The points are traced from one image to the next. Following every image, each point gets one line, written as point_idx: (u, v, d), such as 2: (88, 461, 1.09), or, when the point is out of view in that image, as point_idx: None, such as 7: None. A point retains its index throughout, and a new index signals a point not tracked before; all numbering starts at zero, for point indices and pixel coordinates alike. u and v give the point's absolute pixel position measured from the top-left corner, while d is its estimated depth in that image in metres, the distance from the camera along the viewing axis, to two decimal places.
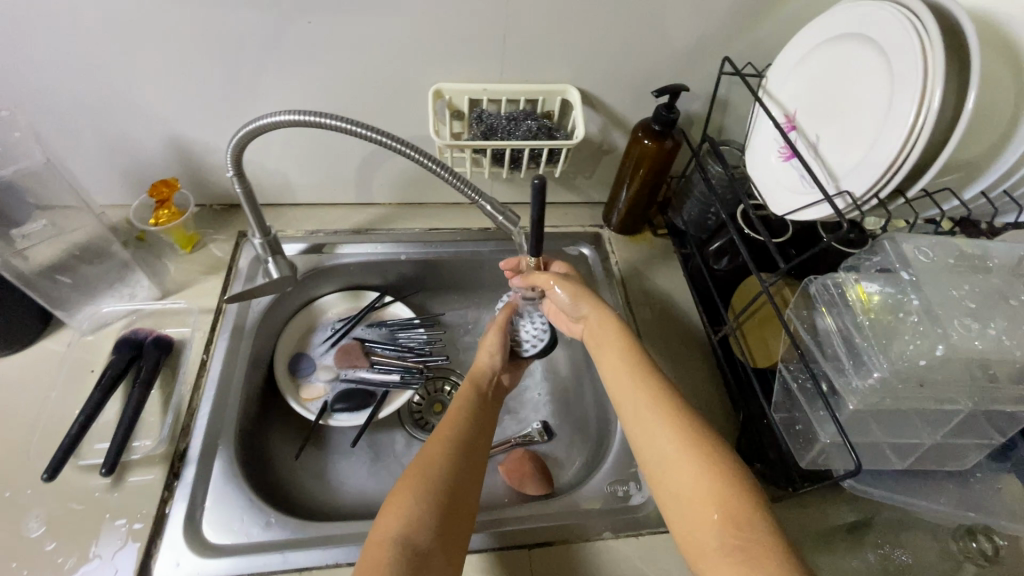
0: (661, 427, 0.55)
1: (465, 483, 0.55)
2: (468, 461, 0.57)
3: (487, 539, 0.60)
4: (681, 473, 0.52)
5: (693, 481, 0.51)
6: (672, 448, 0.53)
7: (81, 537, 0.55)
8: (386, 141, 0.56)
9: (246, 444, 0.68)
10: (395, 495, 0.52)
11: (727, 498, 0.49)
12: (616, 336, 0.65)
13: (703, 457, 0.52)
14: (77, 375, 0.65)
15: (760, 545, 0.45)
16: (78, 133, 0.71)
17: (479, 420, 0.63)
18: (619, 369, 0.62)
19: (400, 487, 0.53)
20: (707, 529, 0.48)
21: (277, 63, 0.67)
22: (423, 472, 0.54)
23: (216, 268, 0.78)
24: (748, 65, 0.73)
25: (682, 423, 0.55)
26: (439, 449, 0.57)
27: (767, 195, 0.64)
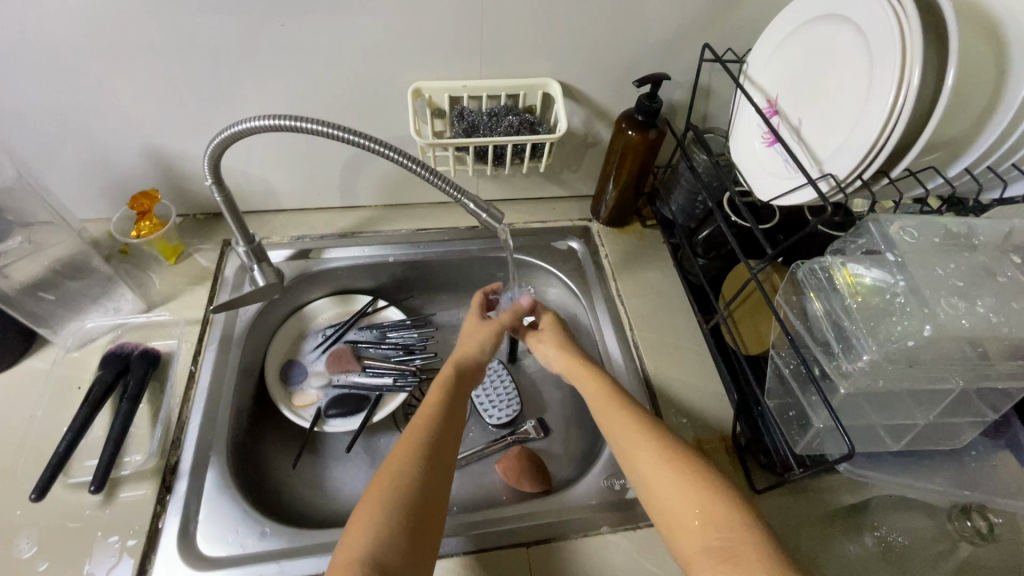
0: (640, 444, 0.56)
1: (433, 487, 0.54)
2: (437, 461, 0.56)
3: (473, 540, 0.59)
4: (663, 486, 0.53)
5: (676, 492, 0.52)
6: (655, 463, 0.54)
7: (74, 556, 0.54)
8: (365, 142, 0.55)
9: (239, 454, 0.67)
10: (364, 508, 0.52)
11: (705, 502, 0.50)
12: (586, 373, 0.66)
13: (682, 468, 0.53)
14: (63, 393, 0.64)
15: (741, 544, 0.46)
16: (56, 146, 0.70)
17: (451, 413, 0.62)
18: (597, 392, 0.63)
19: (366, 499, 0.52)
20: (694, 538, 0.49)
21: (253, 68, 0.66)
22: (389, 480, 0.53)
23: (202, 278, 0.77)
24: (729, 51, 0.72)
25: (660, 437, 0.56)
26: (404, 453, 0.56)
27: (752, 181, 0.64)
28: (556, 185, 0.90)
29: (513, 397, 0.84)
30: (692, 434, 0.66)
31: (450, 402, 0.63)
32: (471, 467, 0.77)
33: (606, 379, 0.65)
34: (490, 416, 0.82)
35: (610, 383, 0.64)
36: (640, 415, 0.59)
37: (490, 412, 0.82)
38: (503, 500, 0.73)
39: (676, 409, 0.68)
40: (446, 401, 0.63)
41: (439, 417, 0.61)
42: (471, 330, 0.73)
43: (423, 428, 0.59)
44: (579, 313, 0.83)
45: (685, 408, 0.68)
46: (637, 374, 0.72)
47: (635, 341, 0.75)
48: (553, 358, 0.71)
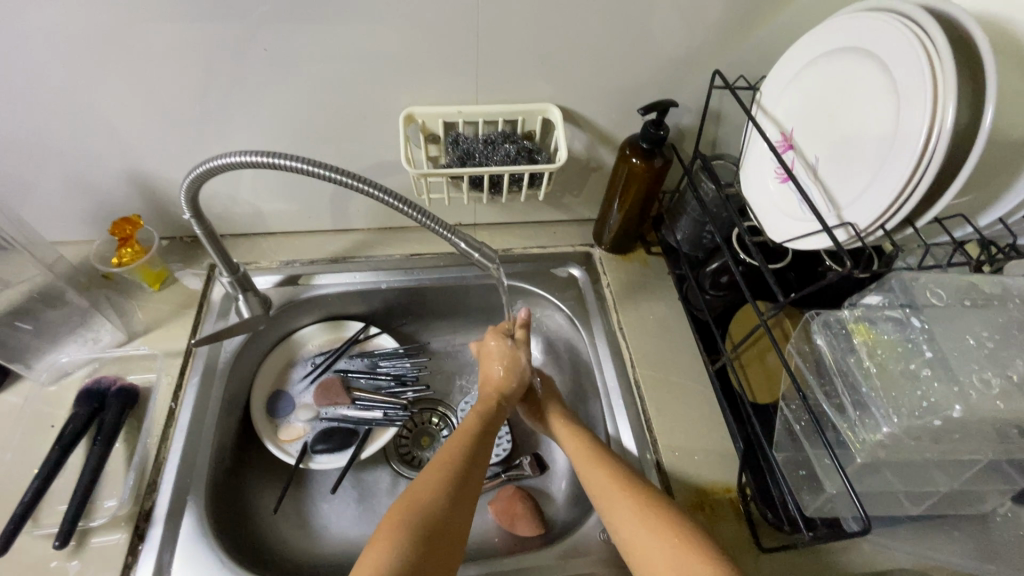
0: (616, 499, 0.55)
1: (460, 513, 0.54)
2: (464, 494, 0.55)
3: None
4: (642, 544, 0.52)
5: (652, 548, 0.51)
6: (630, 520, 0.54)
7: None
8: (348, 180, 0.52)
9: (219, 496, 0.64)
10: (382, 530, 0.50)
11: (681, 558, 0.49)
12: (571, 433, 0.65)
13: (656, 522, 0.52)
14: (36, 431, 0.61)
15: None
16: (30, 170, 0.67)
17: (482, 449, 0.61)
18: (577, 450, 0.62)
19: (384, 525, 0.51)
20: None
21: (237, 92, 0.63)
22: (414, 508, 0.52)
23: (186, 307, 0.74)
24: (740, 77, 0.69)
25: (635, 489, 0.56)
26: (433, 478, 0.55)
27: (763, 219, 0.60)
28: (557, 210, 0.86)
29: (504, 437, 0.80)
30: (696, 484, 0.63)
31: (483, 432, 0.63)
32: None
33: (586, 436, 0.64)
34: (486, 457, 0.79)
35: (590, 438, 0.64)
36: (618, 468, 0.58)
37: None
38: (495, 543, 0.71)
39: (677, 457, 0.64)
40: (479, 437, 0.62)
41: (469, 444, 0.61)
42: (497, 354, 0.69)
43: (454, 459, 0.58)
44: (578, 345, 0.80)
45: (687, 456, 0.64)
46: (638, 417, 0.69)
47: (635, 378, 0.72)
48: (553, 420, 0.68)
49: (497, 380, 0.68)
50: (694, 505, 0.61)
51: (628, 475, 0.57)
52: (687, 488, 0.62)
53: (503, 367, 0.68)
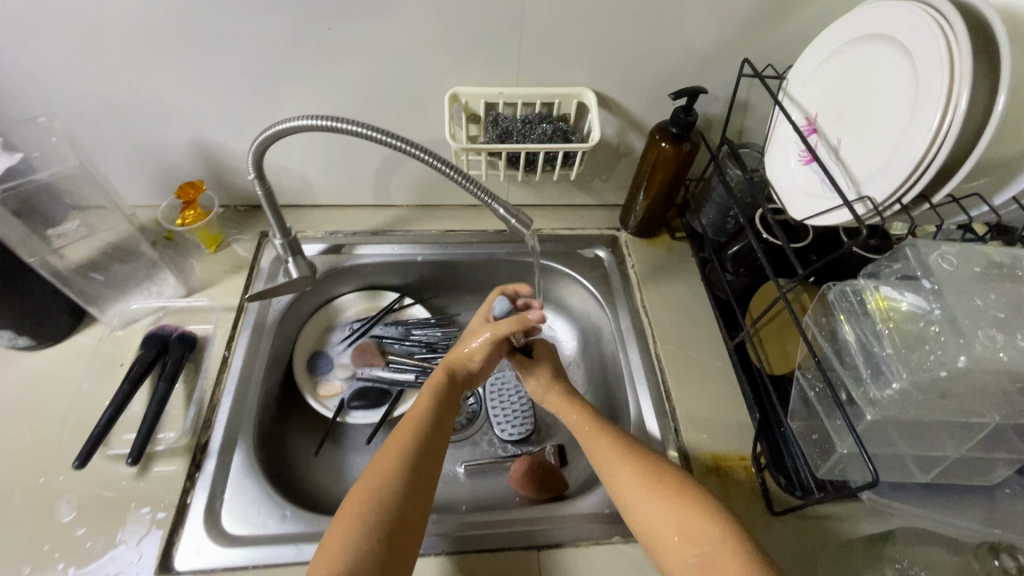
0: (621, 466, 0.59)
1: (420, 490, 0.57)
2: (422, 480, 0.58)
3: (448, 541, 0.59)
4: (645, 507, 0.56)
5: (660, 511, 0.55)
6: (635, 486, 0.57)
7: (108, 524, 0.58)
8: (402, 145, 0.57)
9: (265, 439, 0.70)
10: (347, 507, 0.54)
11: (689, 522, 0.53)
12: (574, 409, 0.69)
13: (663, 489, 0.56)
14: (107, 369, 0.68)
15: (722, 559, 0.50)
16: (109, 135, 0.74)
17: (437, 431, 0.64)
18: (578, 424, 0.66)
19: (347, 502, 0.55)
20: (676, 554, 0.53)
21: (298, 69, 0.69)
22: (373, 486, 0.56)
23: (238, 268, 0.80)
24: (769, 66, 0.72)
25: (641, 459, 0.59)
26: (393, 456, 0.59)
27: (786, 199, 0.63)
28: (586, 194, 0.90)
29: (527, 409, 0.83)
30: (711, 451, 0.66)
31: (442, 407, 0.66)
32: (487, 468, 0.77)
33: (589, 412, 0.68)
34: (504, 429, 0.82)
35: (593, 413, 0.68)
36: (624, 440, 0.62)
37: (503, 424, 0.82)
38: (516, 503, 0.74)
39: (693, 425, 0.68)
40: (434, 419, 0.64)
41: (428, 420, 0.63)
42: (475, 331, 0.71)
43: (407, 448, 0.60)
44: (600, 321, 0.84)
45: (703, 425, 0.68)
46: (657, 388, 0.72)
47: (656, 353, 0.75)
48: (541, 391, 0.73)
49: (463, 356, 0.70)
50: (708, 470, 0.64)
51: (632, 446, 0.61)
52: (703, 453, 0.65)
53: (481, 340, 0.69)
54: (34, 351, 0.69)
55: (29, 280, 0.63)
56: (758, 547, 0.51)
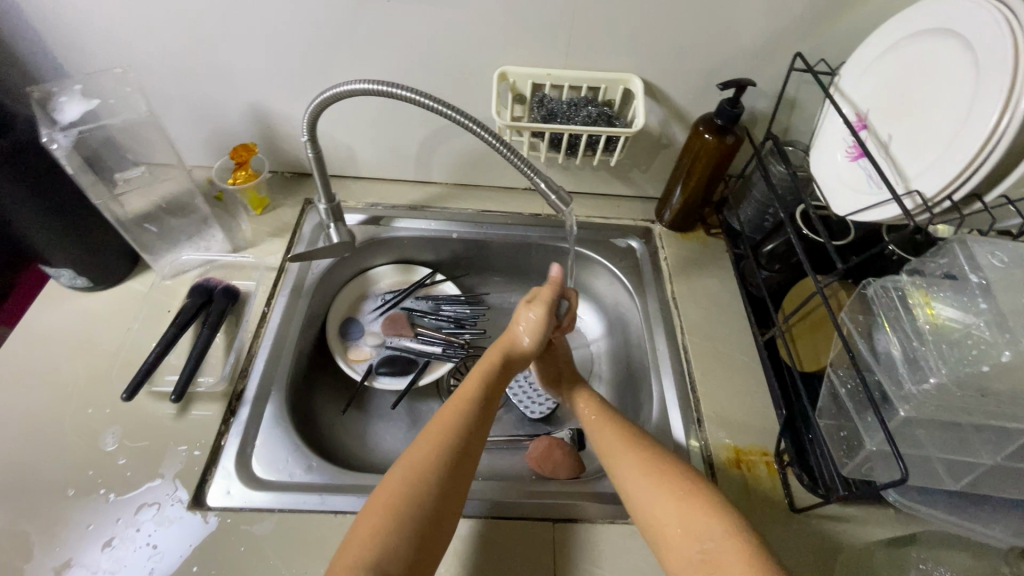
0: (625, 455, 0.58)
1: (458, 482, 0.54)
2: (457, 480, 0.54)
3: (481, 505, 0.61)
4: (646, 497, 0.54)
5: (661, 503, 0.53)
6: (637, 476, 0.56)
7: (148, 457, 0.61)
8: (452, 114, 0.58)
9: (297, 394, 0.72)
10: (378, 495, 0.52)
11: (694, 516, 0.51)
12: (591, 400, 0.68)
13: (667, 481, 0.54)
14: (155, 314, 0.71)
15: (727, 556, 0.48)
16: (172, 94, 0.77)
17: (477, 434, 0.59)
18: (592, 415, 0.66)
19: (378, 492, 0.53)
20: (678, 550, 0.50)
21: (353, 41, 0.71)
22: (408, 476, 0.53)
23: (282, 231, 0.83)
24: (822, 62, 0.71)
25: (646, 449, 0.58)
26: (432, 446, 0.56)
27: (830, 194, 0.63)
28: (623, 184, 0.90)
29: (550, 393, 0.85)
30: (734, 444, 0.65)
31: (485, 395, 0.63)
32: (505, 446, 0.79)
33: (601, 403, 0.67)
34: (530, 410, 0.83)
35: (604, 404, 0.67)
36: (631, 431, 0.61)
37: (528, 406, 0.83)
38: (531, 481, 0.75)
39: (716, 417, 0.67)
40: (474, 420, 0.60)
41: (468, 409, 0.60)
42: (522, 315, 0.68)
43: (444, 451, 0.56)
44: (628, 310, 0.84)
45: (726, 419, 0.67)
46: (682, 379, 0.72)
47: (684, 343, 0.75)
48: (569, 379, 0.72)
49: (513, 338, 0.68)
50: (728, 461, 0.64)
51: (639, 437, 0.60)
52: (726, 445, 0.65)
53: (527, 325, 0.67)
54: (90, 293, 0.73)
55: (93, 223, 0.67)
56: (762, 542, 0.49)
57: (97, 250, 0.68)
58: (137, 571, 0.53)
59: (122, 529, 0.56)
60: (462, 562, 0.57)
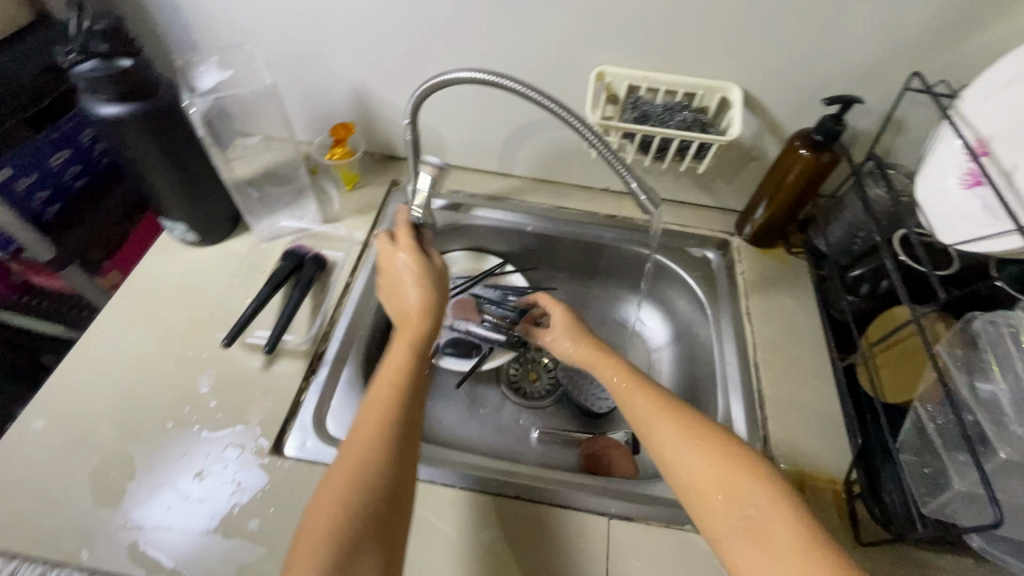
0: (659, 416, 0.57)
1: (396, 466, 0.52)
2: (399, 466, 0.52)
3: (472, 479, 0.61)
4: (681, 460, 0.53)
5: (699, 468, 0.52)
6: (673, 437, 0.54)
7: (237, 402, 0.66)
8: (554, 108, 0.59)
9: (370, 364, 0.76)
10: (324, 489, 0.50)
11: (734, 481, 0.50)
12: (610, 360, 0.66)
13: (702, 444, 0.53)
14: (252, 273, 0.77)
15: (770, 521, 0.47)
16: (285, 71, 0.83)
17: (407, 412, 0.57)
18: (614, 377, 0.64)
19: (321, 490, 0.50)
20: (719, 516, 0.49)
21: (461, 33, 0.74)
22: (352, 465, 0.51)
23: (368, 208, 0.87)
24: (940, 83, 0.67)
25: (679, 411, 0.56)
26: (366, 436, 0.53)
27: (937, 223, 0.60)
28: (705, 193, 0.89)
29: None
30: (802, 467, 0.63)
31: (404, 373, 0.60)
32: (559, 440, 0.79)
33: (624, 362, 0.65)
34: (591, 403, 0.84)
35: (628, 365, 0.65)
36: (661, 394, 0.59)
37: (592, 400, 0.84)
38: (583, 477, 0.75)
39: (784, 437, 0.66)
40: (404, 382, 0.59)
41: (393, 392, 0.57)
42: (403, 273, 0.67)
43: (380, 418, 0.55)
44: (698, 320, 0.83)
45: (795, 441, 0.65)
46: (751, 396, 0.70)
47: (756, 359, 0.73)
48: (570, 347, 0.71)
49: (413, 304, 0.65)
50: (793, 483, 0.62)
51: (668, 399, 0.58)
52: (794, 468, 0.63)
53: (416, 283, 0.66)
54: (196, 248, 0.79)
55: (210, 183, 0.73)
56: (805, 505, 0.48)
57: (209, 208, 0.75)
58: (221, 503, 0.58)
59: (210, 463, 0.61)
60: (503, 539, 0.58)
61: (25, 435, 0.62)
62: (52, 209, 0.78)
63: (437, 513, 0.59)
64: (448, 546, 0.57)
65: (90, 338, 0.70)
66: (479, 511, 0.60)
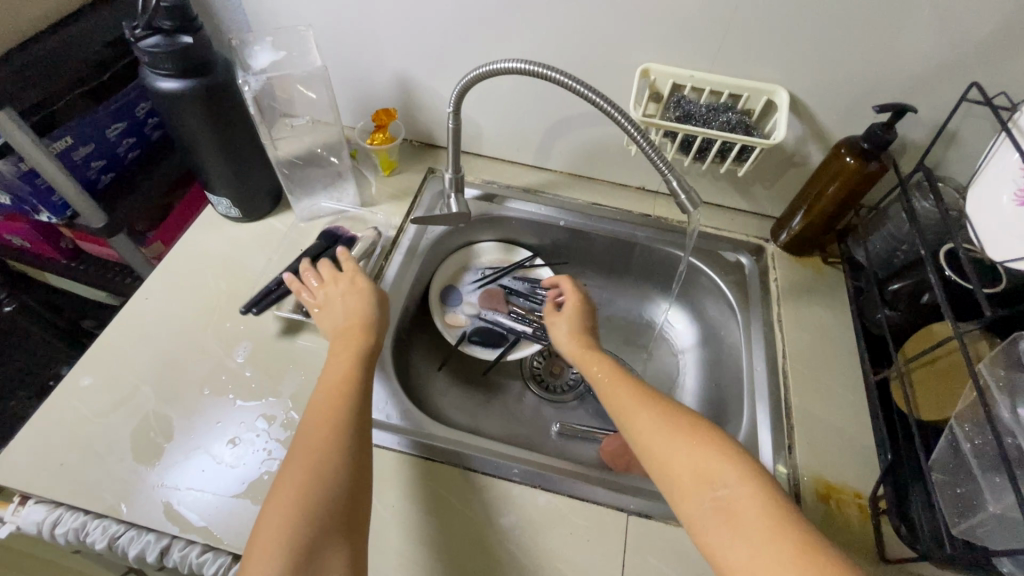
0: (638, 410, 0.57)
1: (349, 458, 0.53)
2: (352, 459, 0.53)
3: (524, 475, 0.62)
4: (658, 447, 0.53)
5: (672, 452, 0.52)
6: (651, 427, 0.55)
7: (271, 374, 0.68)
8: (601, 103, 0.59)
9: (399, 347, 0.77)
10: (283, 480, 0.52)
11: (706, 463, 0.50)
12: (599, 359, 0.67)
13: (678, 432, 0.54)
14: (290, 251, 0.79)
15: (741, 501, 0.47)
16: (332, 55, 0.84)
17: (359, 408, 0.58)
18: (599, 375, 0.65)
19: (280, 484, 0.52)
20: (692, 499, 0.49)
21: (508, 24, 0.75)
22: (306, 459, 0.52)
23: (405, 194, 0.88)
24: (1001, 95, 0.65)
25: (656, 404, 0.57)
26: (321, 433, 0.55)
27: (988, 240, 0.58)
28: (742, 197, 0.88)
29: None
30: (826, 479, 0.62)
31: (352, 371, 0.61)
32: (579, 435, 0.80)
33: (611, 360, 0.66)
34: None
35: (615, 363, 0.66)
36: (643, 389, 0.60)
37: None
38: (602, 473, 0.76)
39: (810, 447, 0.65)
40: (355, 372, 0.60)
41: (344, 389, 0.58)
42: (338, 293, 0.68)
43: (336, 409, 0.56)
44: (727, 324, 0.82)
45: (820, 452, 0.64)
46: (778, 404, 0.69)
47: (785, 367, 0.72)
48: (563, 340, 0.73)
49: (351, 312, 0.67)
50: (817, 494, 0.61)
51: (646, 393, 0.59)
52: (818, 479, 0.62)
53: (352, 296, 0.68)
54: (239, 224, 0.82)
55: (256, 161, 0.75)
56: (780, 487, 0.49)
57: (253, 185, 0.77)
58: (252, 469, 0.60)
59: (244, 431, 0.63)
60: (522, 527, 0.59)
61: (74, 392, 0.65)
62: (105, 177, 0.82)
63: (458, 495, 0.61)
64: (468, 529, 0.58)
65: (136, 304, 0.73)
66: (499, 496, 0.61)
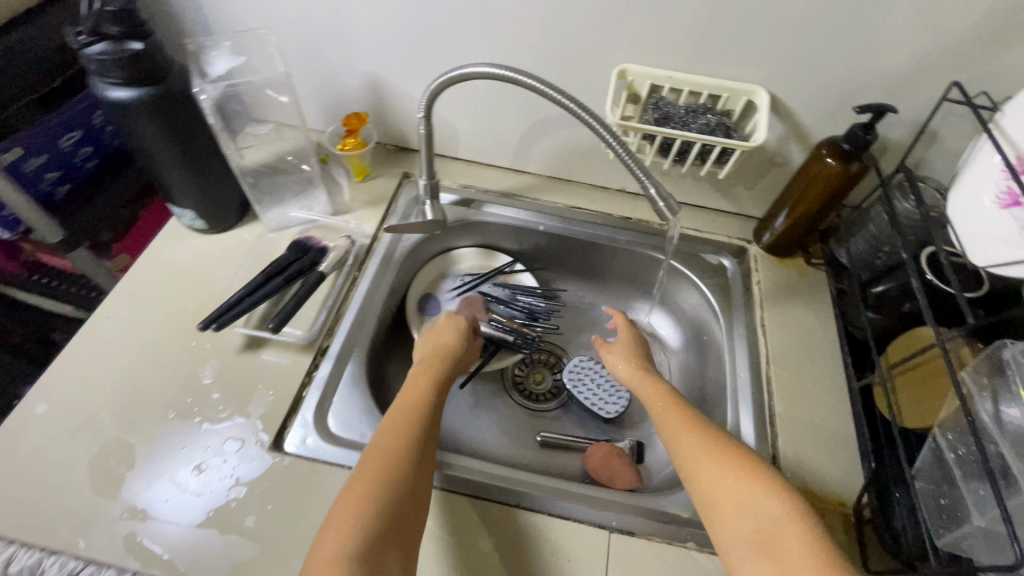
0: (683, 435, 0.57)
1: (416, 481, 0.53)
2: (417, 483, 0.53)
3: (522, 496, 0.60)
4: (704, 473, 0.53)
5: (718, 477, 0.52)
6: (697, 452, 0.55)
7: (238, 395, 0.65)
8: (573, 108, 0.57)
9: (375, 360, 0.75)
10: (348, 490, 0.51)
11: (748, 490, 0.50)
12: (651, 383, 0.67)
13: (723, 458, 0.54)
14: (258, 263, 0.76)
15: (784, 531, 0.47)
16: (299, 58, 0.81)
17: (427, 433, 0.58)
18: (654, 396, 0.65)
19: (345, 492, 0.51)
20: (732, 523, 0.49)
21: (480, 25, 0.72)
22: (372, 473, 0.52)
23: (379, 201, 0.86)
24: (981, 94, 0.64)
25: (703, 428, 0.58)
26: (391, 448, 0.55)
27: (969, 244, 0.57)
28: (724, 199, 0.86)
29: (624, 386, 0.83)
30: (811, 488, 0.61)
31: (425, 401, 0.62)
32: (562, 445, 0.78)
33: (665, 385, 0.67)
34: (604, 410, 0.80)
35: (666, 388, 0.66)
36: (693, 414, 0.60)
37: (601, 406, 0.81)
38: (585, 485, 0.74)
39: (794, 456, 0.64)
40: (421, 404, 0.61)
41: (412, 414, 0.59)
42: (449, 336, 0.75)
43: (407, 430, 0.57)
44: (710, 329, 0.81)
45: (805, 461, 0.63)
46: (762, 411, 0.68)
47: (769, 373, 0.71)
48: (619, 364, 0.72)
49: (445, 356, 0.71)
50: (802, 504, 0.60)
51: (694, 417, 0.59)
52: (803, 489, 0.61)
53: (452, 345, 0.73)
54: (205, 236, 0.79)
55: (219, 171, 0.72)
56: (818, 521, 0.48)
57: (218, 196, 0.74)
58: (218, 496, 0.58)
59: (210, 456, 0.60)
60: (500, 550, 0.57)
61: (27, 419, 0.61)
62: (61, 191, 0.78)
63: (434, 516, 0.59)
64: (445, 551, 0.56)
65: (94, 324, 0.69)
66: (477, 517, 0.59)
